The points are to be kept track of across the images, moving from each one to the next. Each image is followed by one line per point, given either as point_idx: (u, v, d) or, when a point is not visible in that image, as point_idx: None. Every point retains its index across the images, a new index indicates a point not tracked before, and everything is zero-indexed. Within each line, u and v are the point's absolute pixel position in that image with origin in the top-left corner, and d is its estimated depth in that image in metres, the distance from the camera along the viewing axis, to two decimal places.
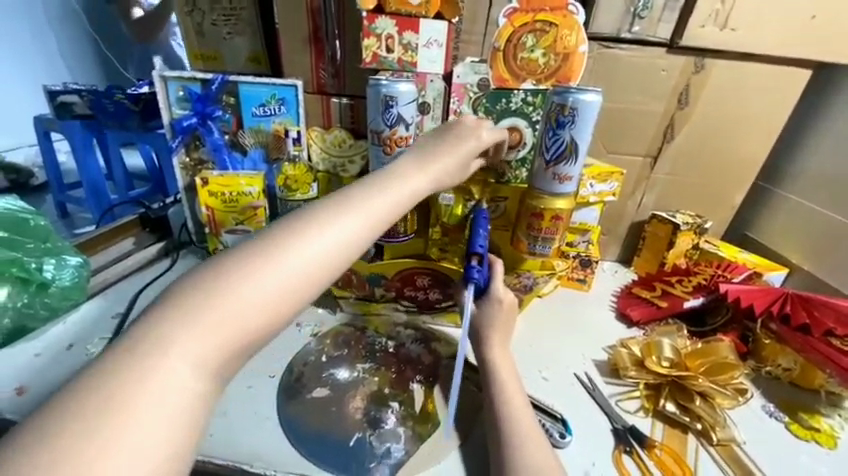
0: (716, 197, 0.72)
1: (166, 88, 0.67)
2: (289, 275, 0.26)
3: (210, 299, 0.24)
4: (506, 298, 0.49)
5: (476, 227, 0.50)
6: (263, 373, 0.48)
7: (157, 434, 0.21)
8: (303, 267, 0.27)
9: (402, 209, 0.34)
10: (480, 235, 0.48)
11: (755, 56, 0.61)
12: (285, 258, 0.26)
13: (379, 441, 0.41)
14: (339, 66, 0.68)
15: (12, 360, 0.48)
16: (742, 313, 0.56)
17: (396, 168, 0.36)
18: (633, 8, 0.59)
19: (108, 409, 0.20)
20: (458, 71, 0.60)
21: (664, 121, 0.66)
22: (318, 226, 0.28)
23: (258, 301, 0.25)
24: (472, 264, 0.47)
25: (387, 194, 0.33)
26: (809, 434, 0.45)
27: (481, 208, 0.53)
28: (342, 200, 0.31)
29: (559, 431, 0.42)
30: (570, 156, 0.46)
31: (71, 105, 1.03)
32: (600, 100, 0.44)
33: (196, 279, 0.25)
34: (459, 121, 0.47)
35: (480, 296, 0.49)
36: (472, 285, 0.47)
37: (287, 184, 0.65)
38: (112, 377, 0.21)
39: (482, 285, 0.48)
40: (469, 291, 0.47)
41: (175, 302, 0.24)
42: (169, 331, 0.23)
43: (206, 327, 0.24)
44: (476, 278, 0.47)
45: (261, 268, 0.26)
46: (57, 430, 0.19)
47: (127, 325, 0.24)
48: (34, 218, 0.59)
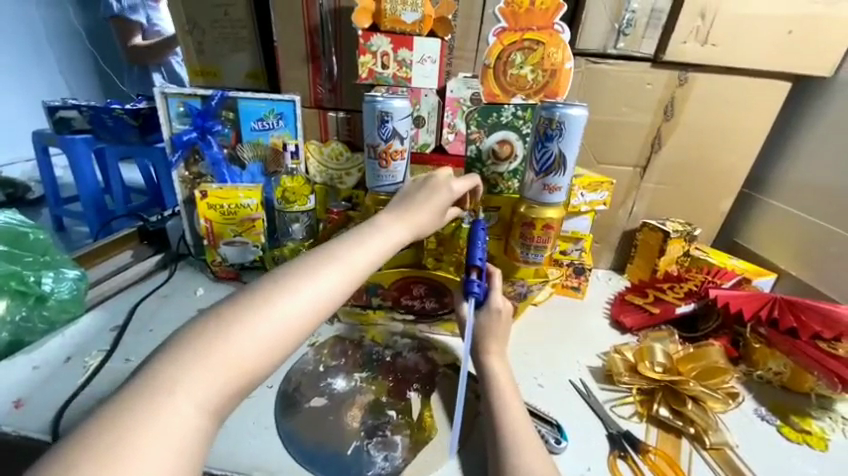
0: (705, 204, 0.74)
1: (166, 103, 0.68)
2: (283, 324, 0.29)
3: (210, 348, 0.27)
4: (505, 308, 0.50)
5: (473, 239, 0.51)
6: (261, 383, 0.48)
7: (158, 461, 0.22)
8: (296, 313, 0.30)
9: (382, 256, 0.38)
10: (478, 247, 0.50)
11: (736, 69, 0.64)
12: (278, 308, 0.29)
13: (375, 449, 0.42)
14: (336, 82, 0.70)
15: (11, 374, 0.48)
16: (732, 319, 0.58)
17: (377, 222, 0.40)
18: (617, 25, 0.62)
19: (121, 438, 0.22)
20: (452, 85, 0.64)
21: (651, 133, 0.68)
22: (308, 276, 0.32)
23: (256, 345, 0.28)
24: (472, 277, 0.50)
25: (370, 246, 0.37)
26: (800, 436, 0.46)
27: (479, 218, 0.54)
28: (331, 253, 0.34)
29: (555, 436, 0.43)
30: (559, 168, 0.47)
31: (71, 120, 1.04)
32: (586, 115, 0.45)
33: (199, 330, 0.28)
34: (432, 173, 0.50)
35: (480, 306, 0.51)
36: (472, 298, 0.49)
37: (285, 196, 0.67)
38: (127, 414, 0.23)
39: (482, 299, 0.50)
40: (469, 305, 0.49)
41: (182, 350, 0.27)
42: (177, 375, 0.25)
43: (211, 366, 0.26)
44: (476, 292, 0.49)
45: (257, 317, 0.28)
46: (76, 462, 0.21)
47: (148, 366, 0.26)
48: (33, 232, 0.59)
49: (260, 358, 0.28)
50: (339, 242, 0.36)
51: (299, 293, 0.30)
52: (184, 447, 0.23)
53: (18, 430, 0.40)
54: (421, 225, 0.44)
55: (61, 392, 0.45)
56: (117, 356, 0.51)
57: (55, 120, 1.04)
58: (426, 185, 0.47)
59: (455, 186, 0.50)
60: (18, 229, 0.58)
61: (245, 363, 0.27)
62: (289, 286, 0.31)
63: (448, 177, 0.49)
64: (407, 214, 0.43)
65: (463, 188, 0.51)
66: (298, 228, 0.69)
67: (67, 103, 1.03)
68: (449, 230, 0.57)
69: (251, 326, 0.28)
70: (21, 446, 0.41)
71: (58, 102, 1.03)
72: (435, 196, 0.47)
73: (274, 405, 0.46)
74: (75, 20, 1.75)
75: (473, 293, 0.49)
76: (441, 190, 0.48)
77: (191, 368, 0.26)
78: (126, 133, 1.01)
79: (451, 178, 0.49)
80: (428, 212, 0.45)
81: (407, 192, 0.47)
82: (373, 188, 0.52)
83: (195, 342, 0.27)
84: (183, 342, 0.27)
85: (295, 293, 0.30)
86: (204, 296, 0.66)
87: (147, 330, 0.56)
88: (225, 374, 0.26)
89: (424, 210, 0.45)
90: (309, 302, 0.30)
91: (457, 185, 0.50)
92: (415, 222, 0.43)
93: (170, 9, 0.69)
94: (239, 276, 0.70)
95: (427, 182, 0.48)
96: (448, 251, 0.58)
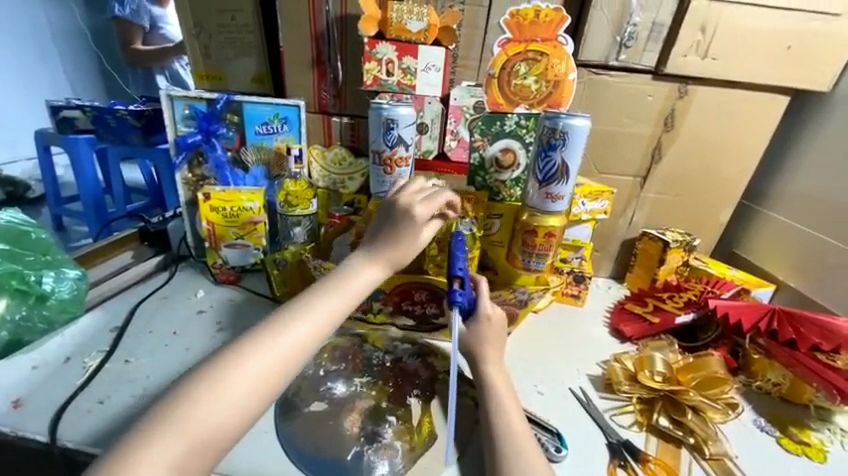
0: (705, 214, 0.74)
1: (172, 106, 0.69)
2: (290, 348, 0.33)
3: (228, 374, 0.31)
4: (494, 314, 0.49)
5: (453, 250, 0.49)
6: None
7: None
8: (305, 336, 0.34)
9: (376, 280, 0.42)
10: (459, 257, 0.48)
11: (736, 83, 0.65)
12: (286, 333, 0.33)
13: (375, 455, 0.41)
14: (340, 87, 0.71)
15: (9, 373, 0.47)
16: (731, 329, 0.58)
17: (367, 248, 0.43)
18: (619, 38, 0.63)
19: None
20: (455, 93, 0.65)
21: (652, 143, 0.69)
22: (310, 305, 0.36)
23: (267, 367, 0.32)
24: (455, 287, 0.48)
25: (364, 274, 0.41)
26: (799, 448, 0.46)
27: (459, 231, 0.52)
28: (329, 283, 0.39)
29: (555, 445, 0.43)
30: (561, 177, 0.47)
31: (73, 120, 1.04)
32: (589, 125, 0.46)
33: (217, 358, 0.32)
34: (396, 196, 0.47)
35: (467, 315, 0.50)
36: (457, 308, 0.47)
37: (288, 200, 0.67)
38: None
39: (467, 307, 0.49)
40: (455, 315, 0.47)
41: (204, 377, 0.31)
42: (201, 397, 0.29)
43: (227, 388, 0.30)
44: (459, 301, 0.47)
45: (268, 342, 0.33)
46: None
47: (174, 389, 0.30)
48: (35, 231, 0.59)
49: (274, 375, 0.32)
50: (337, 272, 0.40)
51: (308, 319, 0.35)
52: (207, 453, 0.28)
53: (16, 430, 0.40)
54: (395, 254, 0.43)
55: (60, 392, 0.45)
56: (116, 357, 0.51)
57: (58, 120, 1.04)
58: (393, 216, 0.45)
59: (420, 208, 0.45)
60: (20, 227, 0.58)
61: (258, 383, 0.31)
62: (293, 317, 0.35)
63: (411, 201, 0.46)
64: (395, 239, 0.44)
65: (431, 210, 0.46)
66: (300, 231, 0.69)
67: (71, 103, 1.03)
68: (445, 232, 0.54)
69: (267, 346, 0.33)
70: (20, 448, 0.40)
71: (61, 102, 1.03)
72: (401, 227, 0.44)
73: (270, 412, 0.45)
74: (80, 21, 1.77)
75: (457, 304, 0.47)
76: (405, 221, 0.44)
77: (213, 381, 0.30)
78: (128, 134, 1.01)
79: (415, 199, 0.45)
80: (404, 240, 0.44)
81: (378, 225, 0.45)
82: (376, 194, 0.53)
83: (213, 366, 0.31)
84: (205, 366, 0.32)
85: (305, 318, 0.35)
86: (204, 297, 0.65)
87: (147, 332, 0.56)
88: (242, 394, 0.30)
89: (399, 242, 0.43)
90: (309, 330, 0.34)
91: (423, 205, 0.46)
92: (396, 245, 0.44)
93: (178, 13, 0.70)
94: (239, 278, 0.70)
95: (392, 214, 0.45)
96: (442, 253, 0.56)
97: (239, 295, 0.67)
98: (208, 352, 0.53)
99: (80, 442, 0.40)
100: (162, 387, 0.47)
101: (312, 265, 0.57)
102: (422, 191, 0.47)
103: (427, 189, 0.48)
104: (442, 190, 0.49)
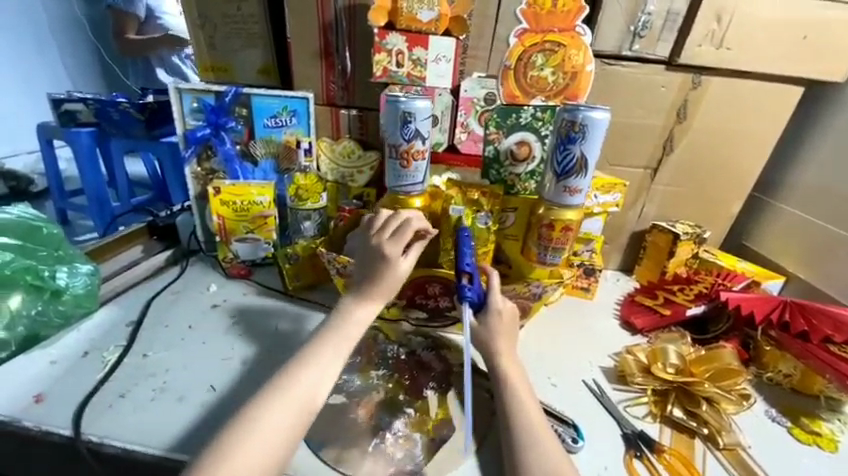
0: (715, 206, 0.74)
1: (180, 99, 0.68)
2: (315, 377, 0.38)
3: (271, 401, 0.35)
4: (504, 309, 0.49)
5: (460, 246, 0.49)
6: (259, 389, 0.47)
7: None
8: (339, 351, 0.41)
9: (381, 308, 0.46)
10: (466, 254, 0.48)
11: (750, 73, 0.64)
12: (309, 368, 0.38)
13: (395, 447, 0.42)
14: (349, 79, 0.70)
15: (28, 368, 0.48)
16: (742, 321, 0.58)
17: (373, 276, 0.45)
18: (633, 28, 0.62)
19: None
20: (465, 85, 0.65)
21: (663, 135, 0.69)
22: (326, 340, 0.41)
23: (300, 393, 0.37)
24: (463, 282, 0.48)
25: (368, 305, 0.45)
26: (811, 438, 0.47)
27: (464, 227, 0.51)
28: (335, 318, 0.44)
29: (571, 436, 0.43)
30: (580, 171, 0.47)
31: (76, 113, 1.03)
32: (609, 117, 0.45)
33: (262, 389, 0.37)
34: (364, 233, 0.49)
35: (476, 309, 0.49)
36: (467, 304, 0.47)
37: (298, 193, 0.66)
38: None
39: (476, 302, 0.48)
40: (465, 310, 0.47)
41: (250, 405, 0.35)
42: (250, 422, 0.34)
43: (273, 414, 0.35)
44: (468, 296, 0.47)
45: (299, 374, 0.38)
46: None
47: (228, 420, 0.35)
48: (47, 226, 0.59)
49: (321, 384, 0.38)
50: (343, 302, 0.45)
51: (338, 339, 0.42)
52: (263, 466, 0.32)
53: (40, 425, 0.41)
54: (383, 286, 0.45)
55: (81, 387, 0.46)
56: (134, 351, 0.51)
57: (60, 113, 1.03)
58: (371, 259, 0.46)
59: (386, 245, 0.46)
60: (31, 222, 0.57)
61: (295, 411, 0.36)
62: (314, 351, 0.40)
63: (380, 239, 0.47)
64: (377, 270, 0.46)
65: (400, 245, 0.46)
66: (309, 225, 0.68)
67: (72, 96, 1.02)
68: (451, 224, 0.53)
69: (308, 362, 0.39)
70: (43, 442, 0.41)
71: (62, 95, 1.02)
72: (380, 265, 0.46)
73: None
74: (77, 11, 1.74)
75: (466, 300, 0.47)
76: (379, 260, 0.46)
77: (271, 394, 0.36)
78: (131, 127, 1.00)
79: (379, 237, 0.47)
80: (388, 275, 0.45)
81: (360, 267, 0.47)
82: (392, 188, 0.52)
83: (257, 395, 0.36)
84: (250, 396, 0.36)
85: (337, 336, 0.42)
86: (216, 291, 0.65)
87: (162, 326, 0.56)
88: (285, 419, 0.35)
89: (385, 276, 0.45)
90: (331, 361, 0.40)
91: (391, 242, 0.46)
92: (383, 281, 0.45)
93: (183, 3, 0.69)
94: (250, 273, 0.71)
95: (367, 256, 0.47)
96: (451, 247, 0.54)
97: (251, 289, 0.67)
98: (223, 345, 0.53)
99: (104, 436, 0.40)
100: (180, 380, 0.47)
101: (326, 258, 0.57)
102: (388, 226, 0.48)
103: (390, 224, 0.48)
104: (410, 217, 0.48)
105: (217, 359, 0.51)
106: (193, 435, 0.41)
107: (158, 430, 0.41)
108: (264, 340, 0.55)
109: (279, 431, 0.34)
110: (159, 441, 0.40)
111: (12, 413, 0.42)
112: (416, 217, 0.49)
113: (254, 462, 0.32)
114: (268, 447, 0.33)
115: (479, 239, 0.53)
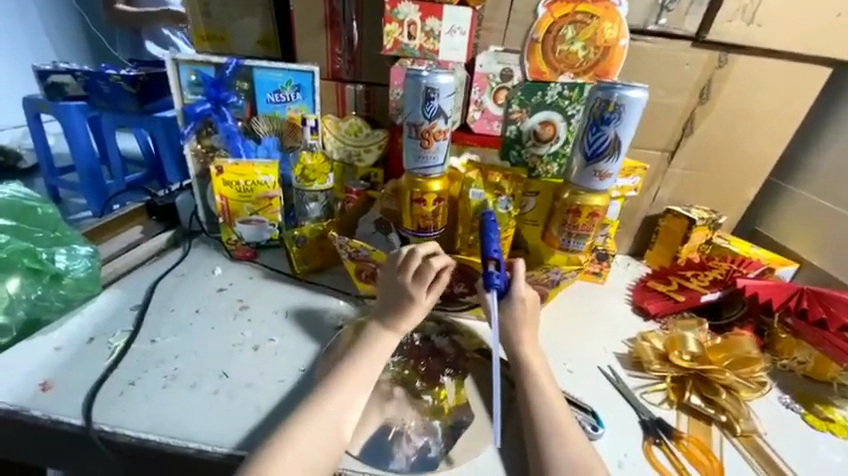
0: (732, 191, 0.72)
1: (177, 71, 0.64)
2: (358, 397, 0.40)
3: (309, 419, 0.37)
4: (527, 296, 0.48)
5: (485, 231, 0.47)
6: (271, 377, 0.46)
7: None
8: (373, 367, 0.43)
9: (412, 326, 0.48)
10: (494, 239, 0.46)
11: (779, 53, 0.61)
12: (347, 390, 0.40)
13: (416, 434, 0.42)
14: (355, 52, 0.66)
15: (32, 355, 0.46)
16: (758, 308, 0.58)
17: (405, 295, 0.48)
18: (660, 1, 0.59)
19: None
20: (481, 59, 0.60)
21: (684, 116, 0.66)
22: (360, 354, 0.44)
23: (338, 412, 0.38)
24: (490, 269, 0.46)
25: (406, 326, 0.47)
26: (824, 424, 0.47)
27: (489, 211, 0.49)
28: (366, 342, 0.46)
29: (591, 423, 0.43)
30: (612, 153, 0.45)
31: (63, 86, 0.96)
32: (647, 97, 0.43)
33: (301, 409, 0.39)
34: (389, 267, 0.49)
35: (499, 298, 0.48)
36: (494, 291, 0.46)
37: (304, 174, 0.63)
38: None
39: (503, 289, 0.48)
40: (492, 298, 0.46)
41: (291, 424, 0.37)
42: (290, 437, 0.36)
43: (315, 428, 0.37)
44: (496, 284, 0.46)
45: (340, 392, 0.40)
46: None
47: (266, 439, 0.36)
48: (41, 206, 0.55)
49: (355, 399, 0.40)
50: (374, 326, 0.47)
51: (370, 358, 0.44)
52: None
53: (49, 414, 0.40)
54: (408, 322, 0.47)
55: (89, 375, 0.44)
56: (142, 337, 0.50)
57: (46, 86, 0.96)
58: (397, 299, 0.48)
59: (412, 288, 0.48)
60: (24, 202, 0.54)
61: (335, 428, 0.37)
62: (352, 369, 0.42)
63: (404, 281, 0.48)
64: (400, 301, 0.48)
65: (424, 286, 0.48)
66: (315, 206, 0.65)
67: (59, 67, 0.95)
68: (470, 210, 0.52)
69: (351, 375, 0.42)
70: (53, 430, 0.40)
71: (49, 66, 0.95)
72: (406, 304, 0.47)
73: (292, 396, 0.44)
74: None
75: (494, 287, 0.46)
76: (405, 299, 0.47)
77: (320, 404, 0.39)
78: (122, 101, 0.95)
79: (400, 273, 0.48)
80: (413, 312, 0.48)
81: (385, 299, 0.49)
82: (410, 170, 0.50)
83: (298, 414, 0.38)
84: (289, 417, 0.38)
85: (367, 356, 0.44)
86: (221, 275, 0.63)
87: (168, 310, 0.54)
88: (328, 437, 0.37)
89: (411, 312, 0.47)
90: (367, 374, 0.42)
91: (415, 284, 0.48)
92: (405, 319, 0.47)
93: None
94: (256, 255, 0.68)
95: (393, 293, 0.48)
96: (471, 232, 0.53)
97: (257, 272, 0.65)
98: (233, 331, 0.52)
99: (116, 426, 0.39)
100: (191, 367, 0.46)
101: (337, 243, 0.54)
102: (411, 267, 0.48)
103: (411, 265, 0.48)
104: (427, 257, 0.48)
105: (228, 345, 0.50)
106: (206, 423, 0.40)
107: (170, 419, 0.40)
108: (276, 326, 0.54)
109: (319, 448, 0.36)
110: (173, 430, 0.39)
111: (19, 402, 0.41)
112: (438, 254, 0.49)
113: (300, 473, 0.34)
114: (309, 463, 0.35)
115: (501, 223, 0.51)
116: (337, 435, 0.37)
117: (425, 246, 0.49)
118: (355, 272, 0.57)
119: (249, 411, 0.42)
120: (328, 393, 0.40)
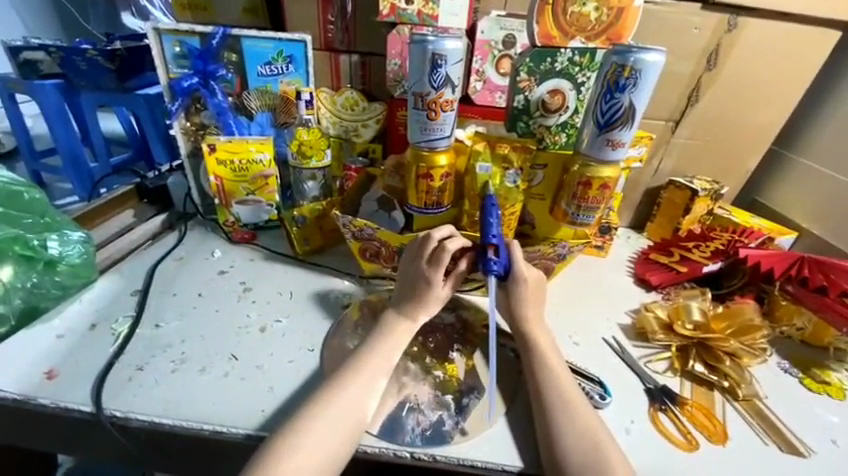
0: (734, 161, 0.71)
1: (160, 43, 0.60)
2: (373, 382, 0.40)
3: (324, 407, 0.37)
4: (529, 276, 0.48)
5: (485, 215, 0.46)
6: (280, 358, 0.46)
7: None
8: (388, 352, 0.43)
9: (425, 311, 0.47)
10: (492, 223, 0.46)
11: (791, 15, 0.59)
12: (362, 378, 0.40)
13: (429, 409, 0.42)
14: (349, 20, 0.62)
15: (34, 343, 0.45)
16: (759, 277, 0.59)
17: (419, 280, 0.47)
18: None
19: None
20: (483, 26, 0.57)
21: (691, 83, 0.64)
22: (372, 342, 0.44)
23: (351, 399, 0.38)
24: (488, 255, 0.46)
25: (420, 311, 0.47)
26: (821, 387, 0.49)
27: (490, 193, 0.48)
28: (383, 331, 0.45)
29: (599, 392, 0.44)
30: (626, 122, 0.44)
31: (36, 63, 0.91)
32: (664, 60, 0.42)
33: (316, 397, 0.38)
34: (409, 253, 0.49)
35: (504, 278, 0.48)
36: (493, 276, 0.46)
37: (301, 150, 0.60)
38: None
39: (503, 273, 0.47)
40: (491, 283, 0.46)
41: (307, 413, 0.37)
42: (304, 425, 0.36)
43: (329, 415, 0.36)
44: (494, 270, 0.46)
45: (355, 378, 0.40)
46: None
47: (282, 428, 0.36)
48: (28, 191, 0.53)
49: (368, 383, 0.40)
50: (389, 314, 0.47)
51: (383, 344, 0.44)
52: (323, 464, 0.34)
53: (58, 402, 0.40)
54: (426, 312, 0.47)
55: (93, 363, 0.44)
56: (146, 322, 0.49)
57: (18, 63, 0.90)
58: (413, 285, 0.48)
59: (434, 282, 0.47)
60: (10, 187, 0.52)
61: (351, 415, 0.37)
62: (367, 357, 0.42)
63: (420, 266, 0.48)
64: (415, 287, 0.47)
65: (441, 270, 0.47)
66: (313, 185, 0.63)
67: (31, 43, 0.88)
68: (476, 186, 0.51)
69: (368, 355, 0.42)
70: (63, 417, 0.40)
71: (20, 42, 0.89)
72: (420, 290, 0.47)
73: (304, 377, 0.44)
74: None
75: (492, 273, 0.46)
76: (421, 286, 0.47)
77: (337, 384, 0.39)
78: (102, 79, 0.90)
79: (417, 255, 0.48)
80: (431, 301, 0.47)
81: (402, 288, 0.49)
82: (416, 143, 0.48)
83: (312, 402, 0.38)
84: (304, 405, 0.38)
85: (380, 342, 0.44)
86: (221, 258, 0.62)
87: (169, 295, 0.53)
88: (345, 423, 0.37)
89: (428, 299, 0.47)
90: (379, 358, 0.42)
91: (431, 269, 0.47)
92: (415, 306, 0.47)
93: None
94: (255, 237, 0.67)
95: (409, 278, 0.48)
96: (477, 208, 0.52)
97: (258, 254, 0.63)
98: (238, 313, 0.51)
99: (128, 411, 0.39)
100: (199, 351, 0.46)
101: (340, 222, 0.53)
102: (424, 253, 0.47)
103: (426, 247, 0.47)
104: (442, 238, 0.48)
105: (233, 328, 0.49)
106: (219, 406, 0.40)
107: (182, 402, 0.40)
108: (282, 307, 0.53)
109: (334, 435, 0.35)
110: (185, 414, 0.39)
111: (24, 391, 0.40)
112: (450, 234, 0.48)
113: (316, 461, 0.34)
114: (324, 450, 0.34)
115: (508, 198, 0.51)
116: (353, 418, 0.37)
117: (441, 230, 0.48)
118: (359, 251, 0.56)
119: (259, 393, 0.42)
120: (342, 380, 0.39)
